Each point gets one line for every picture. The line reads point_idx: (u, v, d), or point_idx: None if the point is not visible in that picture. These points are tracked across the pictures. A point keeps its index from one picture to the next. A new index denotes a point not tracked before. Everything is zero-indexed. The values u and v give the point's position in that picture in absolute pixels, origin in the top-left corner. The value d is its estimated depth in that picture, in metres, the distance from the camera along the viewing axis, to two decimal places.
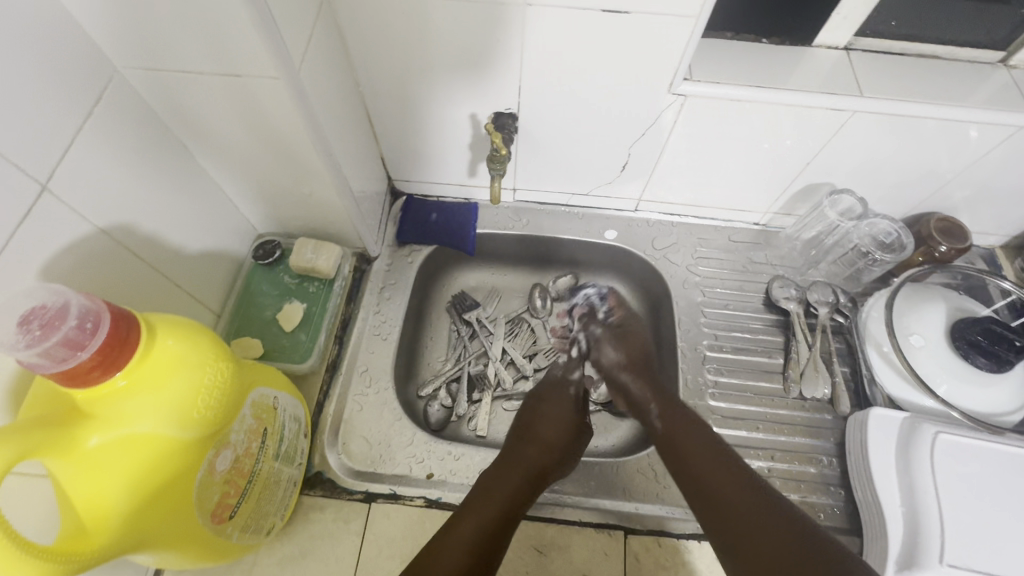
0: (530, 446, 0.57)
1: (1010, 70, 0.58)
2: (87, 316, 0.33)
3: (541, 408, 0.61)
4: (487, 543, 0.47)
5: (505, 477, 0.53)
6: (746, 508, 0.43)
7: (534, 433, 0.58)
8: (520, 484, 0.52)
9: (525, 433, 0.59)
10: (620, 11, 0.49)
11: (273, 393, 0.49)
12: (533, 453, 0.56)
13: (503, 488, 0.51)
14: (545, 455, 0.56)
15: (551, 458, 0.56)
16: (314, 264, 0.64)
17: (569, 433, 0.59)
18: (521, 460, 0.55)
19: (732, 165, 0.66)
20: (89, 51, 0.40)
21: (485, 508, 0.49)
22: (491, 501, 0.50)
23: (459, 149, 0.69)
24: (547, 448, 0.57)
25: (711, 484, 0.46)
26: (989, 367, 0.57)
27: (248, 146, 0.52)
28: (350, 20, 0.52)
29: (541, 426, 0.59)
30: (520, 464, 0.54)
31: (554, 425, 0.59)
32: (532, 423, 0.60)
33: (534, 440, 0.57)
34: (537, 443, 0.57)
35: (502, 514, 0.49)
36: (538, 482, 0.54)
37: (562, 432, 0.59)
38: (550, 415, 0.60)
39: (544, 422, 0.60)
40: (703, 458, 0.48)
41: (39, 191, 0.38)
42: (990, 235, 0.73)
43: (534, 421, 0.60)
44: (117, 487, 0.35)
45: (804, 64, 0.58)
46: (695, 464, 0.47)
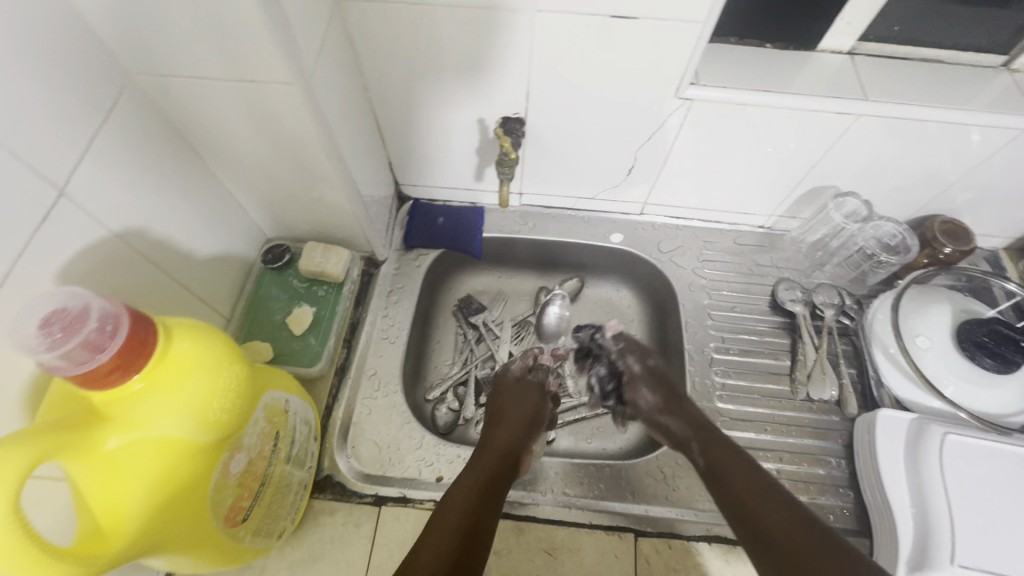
0: (499, 430, 0.58)
1: (1011, 74, 0.59)
2: (107, 319, 0.33)
3: (503, 395, 0.63)
4: (471, 525, 0.46)
5: (479, 462, 0.53)
6: (780, 524, 0.45)
7: (502, 419, 0.60)
8: (496, 467, 0.53)
9: (495, 420, 0.60)
10: (627, 17, 0.49)
11: (285, 397, 0.49)
12: (502, 436, 0.57)
13: (478, 471, 0.52)
14: (510, 435, 0.57)
15: (516, 437, 0.57)
16: (323, 268, 0.65)
17: (530, 413, 0.61)
18: (493, 442, 0.56)
19: (737, 168, 0.67)
20: (106, 59, 0.41)
21: (462, 491, 0.49)
22: (467, 485, 0.50)
23: (466, 154, 0.70)
24: (512, 428, 0.58)
25: (753, 501, 0.48)
26: (997, 368, 0.58)
27: (259, 150, 0.52)
28: (360, 27, 0.53)
29: (510, 411, 0.61)
30: (492, 447, 0.55)
31: (517, 408, 0.61)
32: (497, 409, 0.61)
33: (502, 424, 0.59)
34: (504, 426, 0.58)
35: (482, 496, 0.49)
36: (511, 462, 0.55)
37: (527, 414, 0.61)
38: (516, 397, 0.63)
39: (509, 407, 0.61)
40: (738, 478, 0.50)
41: (57, 197, 0.38)
42: (994, 237, 0.73)
43: (500, 408, 0.62)
44: (134, 490, 0.35)
45: (809, 69, 0.58)
46: (731, 482, 0.50)
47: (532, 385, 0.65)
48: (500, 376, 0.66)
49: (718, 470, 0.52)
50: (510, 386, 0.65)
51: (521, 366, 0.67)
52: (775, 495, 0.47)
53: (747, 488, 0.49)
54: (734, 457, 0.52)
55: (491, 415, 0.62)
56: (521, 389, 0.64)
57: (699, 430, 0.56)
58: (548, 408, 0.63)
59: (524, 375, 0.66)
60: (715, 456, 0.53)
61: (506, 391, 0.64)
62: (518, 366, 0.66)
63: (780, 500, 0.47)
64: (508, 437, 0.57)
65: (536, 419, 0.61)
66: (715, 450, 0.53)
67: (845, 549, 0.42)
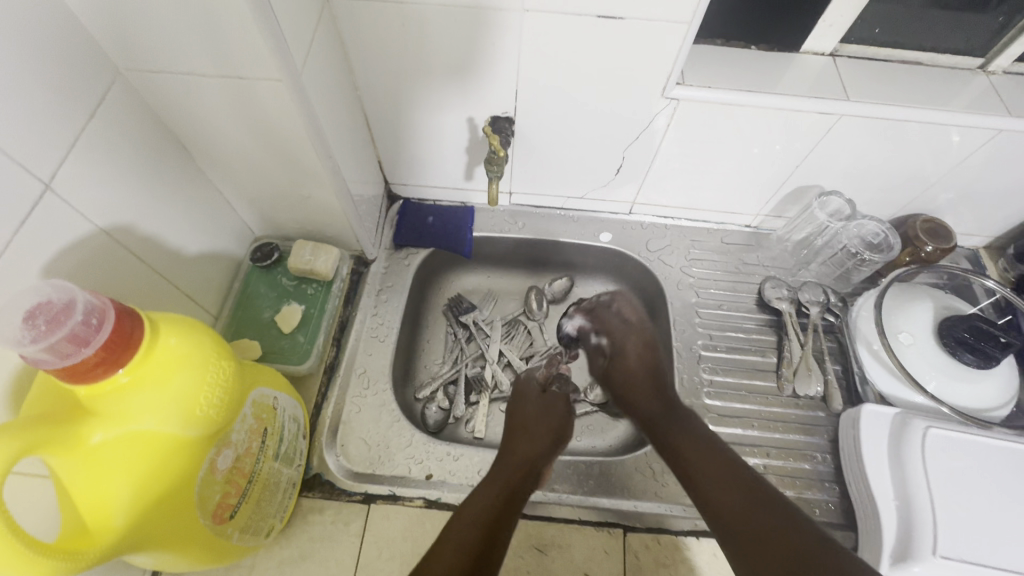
0: (522, 442, 0.57)
1: (989, 76, 0.60)
2: (93, 312, 0.33)
3: (527, 406, 0.63)
4: (489, 536, 0.45)
5: (499, 473, 0.53)
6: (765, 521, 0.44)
7: (525, 428, 0.59)
8: (517, 480, 0.52)
9: (517, 429, 0.59)
10: (613, 18, 0.50)
11: (274, 393, 0.49)
12: (525, 448, 0.56)
13: (497, 483, 0.51)
14: (534, 449, 0.57)
15: (540, 451, 0.57)
16: (311, 265, 0.64)
17: (554, 426, 0.60)
18: (516, 455, 0.55)
19: (723, 168, 0.68)
20: (92, 54, 0.41)
21: (480, 504, 0.48)
22: (485, 497, 0.49)
23: (455, 153, 0.70)
24: (534, 441, 0.58)
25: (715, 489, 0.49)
26: (976, 363, 0.59)
27: (247, 147, 0.52)
28: (350, 25, 0.53)
29: (533, 422, 0.60)
30: (515, 458, 0.55)
31: (542, 420, 0.61)
32: (519, 418, 0.61)
33: (524, 435, 0.58)
34: (528, 437, 0.58)
35: (499, 508, 0.48)
36: (532, 477, 0.54)
37: (551, 427, 0.60)
38: (543, 411, 0.62)
39: (534, 417, 0.61)
40: (710, 469, 0.50)
41: (42, 191, 0.38)
42: (974, 236, 0.75)
43: (522, 417, 0.61)
44: (120, 485, 0.35)
45: (792, 70, 0.60)
46: (702, 476, 0.50)
47: (558, 397, 0.64)
48: (521, 386, 0.66)
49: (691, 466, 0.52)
50: (534, 396, 0.64)
51: (544, 374, 0.68)
52: (759, 489, 0.47)
53: (716, 484, 0.49)
54: (713, 451, 0.52)
55: (512, 423, 0.61)
56: (547, 401, 0.64)
57: (670, 421, 0.57)
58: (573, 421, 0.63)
59: (548, 386, 0.66)
60: (686, 450, 0.53)
61: (530, 403, 0.63)
62: (542, 374, 0.67)
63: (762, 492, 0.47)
64: (531, 450, 0.56)
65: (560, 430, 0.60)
66: (685, 446, 0.53)
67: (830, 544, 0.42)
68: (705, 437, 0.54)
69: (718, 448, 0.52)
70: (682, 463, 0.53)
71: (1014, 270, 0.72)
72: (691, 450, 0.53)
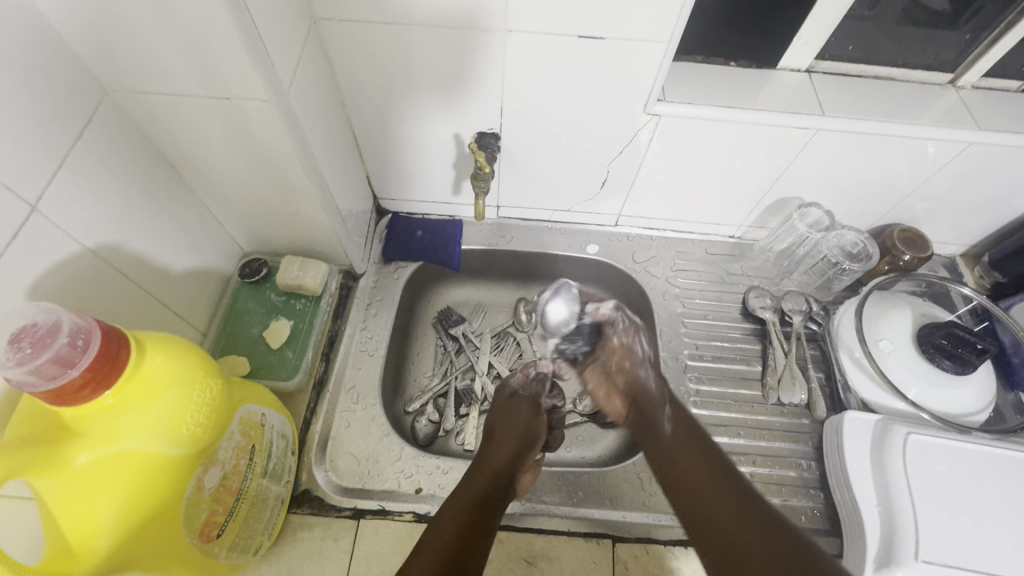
0: (491, 449, 0.58)
1: (958, 91, 0.62)
2: (78, 333, 0.34)
3: (495, 415, 0.64)
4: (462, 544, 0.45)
5: (471, 480, 0.53)
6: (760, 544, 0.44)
7: (494, 437, 0.60)
8: (487, 487, 0.53)
9: (488, 439, 0.60)
10: (594, 37, 0.51)
11: (261, 410, 0.49)
12: (494, 455, 0.57)
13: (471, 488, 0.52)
14: (504, 453, 0.57)
15: (507, 457, 0.57)
16: (301, 281, 0.65)
17: (523, 428, 0.61)
18: (484, 463, 0.55)
19: (707, 181, 0.69)
20: (80, 76, 0.41)
21: (454, 510, 0.49)
22: (458, 504, 0.50)
23: (443, 168, 0.71)
24: (499, 446, 0.58)
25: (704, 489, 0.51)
26: (954, 369, 0.60)
27: (235, 165, 0.53)
28: (336, 44, 0.54)
29: (501, 428, 0.61)
30: (483, 466, 0.55)
31: (511, 426, 0.61)
32: (492, 427, 0.62)
33: (494, 443, 0.59)
34: (498, 443, 0.58)
35: (472, 516, 0.48)
36: (504, 483, 0.54)
37: (518, 432, 0.61)
38: (508, 414, 0.63)
39: (504, 424, 0.62)
40: (718, 494, 0.50)
41: (28, 214, 0.38)
42: (950, 244, 0.77)
43: (494, 426, 0.62)
44: (105, 506, 0.35)
45: (770, 86, 0.61)
46: (701, 484, 0.51)
47: (523, 400, 0.66)
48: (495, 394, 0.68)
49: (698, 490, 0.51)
50: (502, 401, 0.66)
51: (518, 380, 0.69)
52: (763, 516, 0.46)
53: (723, 508, 0.48)
54: (726, 479, 0.51)
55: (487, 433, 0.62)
56: (511, 404, 0.65)
57: (680, 442, 0.57)
58: (543, 419, 0.64)
59: (519, 391, 0.68)
60: (689, 471, 0.53)
61: (501, 410, 0.65)
62: (517, 380, 0.69)
63: (760, 508, 0.47)
64: (498, 459, 0.56)
65: (529, 435, 0.61)
66: (688, 470, 0.54)
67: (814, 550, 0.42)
68: (713, 447, 0.56)
69: (731, 475, 0.51)
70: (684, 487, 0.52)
71: (990, 277, 0.74)
72: (697, 474, 0.53)
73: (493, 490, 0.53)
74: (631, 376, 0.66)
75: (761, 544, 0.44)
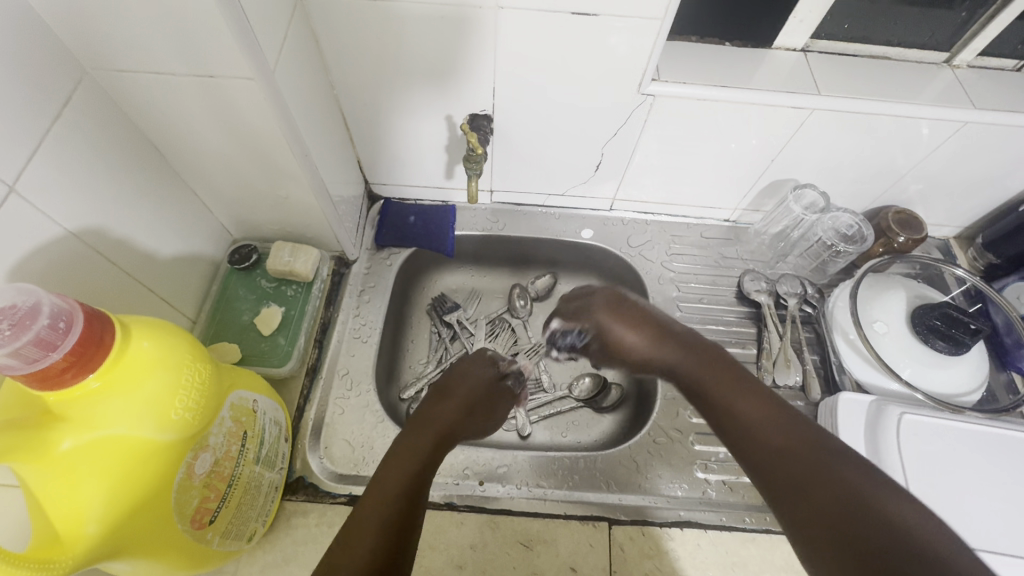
0: (447, 408, 0.53)
1: (953, 71, 0.62)
2: (60, 316, 0.33)
3: (468, 378, 0.58)
4: (406, 511, 0.41)
5: (416, 437, 0.48)
6: (823, 500, 0.36)
7: (452, 393, 0.55)
8: (433, 441, 0.49)
9: (445, 394, 0.55)
10: (588, 13, 0.50)
11: (253, 396, 0.49)
12: (447, 414, 0.52)
13: (417, 439, 0.48)
14: (459, 417, 0.53)
15: (456, 419, 0.53)
16: (291, 267, 0.64)
17: (488, 403, 0.59)
18: (433, 420, 0.51)
19: (702, 162, 0.69)
20: (58, 54, 0.40)
21: (398, 471, 0.43)
22: (403, 462, 0.45)
23: (435, 152, 0.70)
24: (464, 415, 0.54)
25: (742, 417, 0.43)
26: (948, 350, 0.60)
27: (221, 147, 0.51)
28: (322, 22, 0.52)
29: (462, 390, 0.56)
30: (434, 423, 0.50)
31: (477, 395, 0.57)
32: (454, 384, 0.57)
33: (447, 402, 0.54)
34: (456, 404, 0.54)
35: (416, 479, 0.44)
36: (447, 445, 0.50)
37: (483, 401, 0.58)
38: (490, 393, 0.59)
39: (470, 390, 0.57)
40: (808, 470, 0.37)
41: (6, 194, 0.37)
42: (943, 226, 0.77)
43: (455, 382, 0.57)
44: (91, 492, 0.34)
45: (765, 65, 0.60)
46: (743, 414, 0.43)
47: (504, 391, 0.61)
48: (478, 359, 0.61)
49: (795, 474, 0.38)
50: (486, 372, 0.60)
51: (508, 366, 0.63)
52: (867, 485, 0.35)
53: (776, 459, 0.39)
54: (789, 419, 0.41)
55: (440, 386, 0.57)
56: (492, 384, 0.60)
57: (723, 388, 0.45)
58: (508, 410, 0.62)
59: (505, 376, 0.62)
60: (758, 439, 0.41)
61: (472, 374, 0.59)
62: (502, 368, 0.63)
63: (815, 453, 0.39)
64: (451, 419, 0.52)
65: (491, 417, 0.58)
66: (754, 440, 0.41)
67: (953, 555, 0.31)
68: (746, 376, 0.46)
69: (804, 426, 0.41)
70: (774, 479, 0.39)
71: (984, 258, 0.74)
72: (791, 461, 0.38)
73: (437, 446, 0.49)
74: None
75: (822, 484, 0.36)
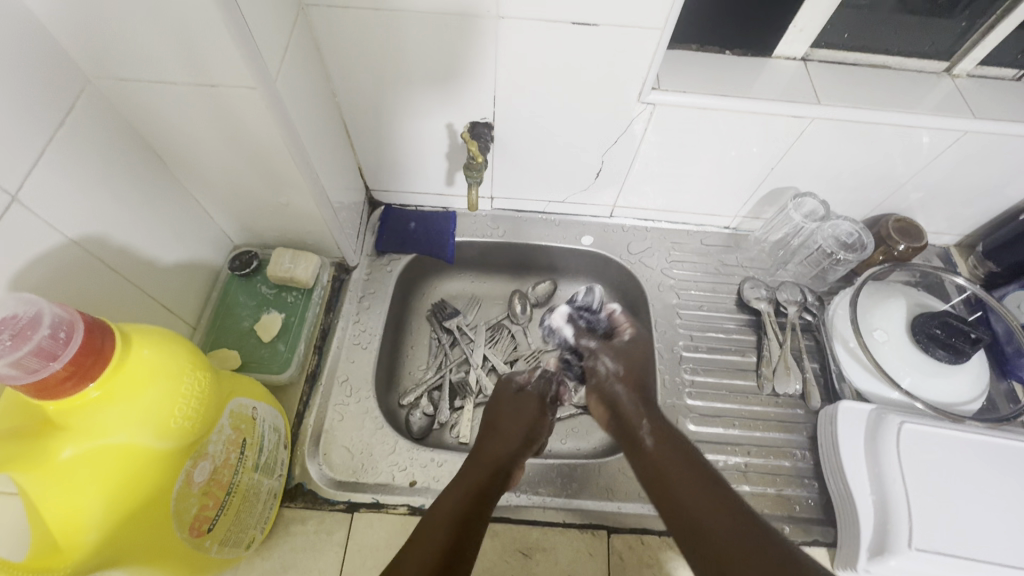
0: (491, 439, 0.55)
1: (953, 80, 0.62)
2: (60, 325, 0.33)
3: (501, 404, 0.60)
4: (458, 538, 0.43)
5: (471, 470, 0.51)
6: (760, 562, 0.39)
7: (496, 428, 0.57)
8: (486, 478, 0.50)
9: (489, 429, 0.57)
10: (588, 23, 0.51)
11: (253, 403, 0.49)
12: (494, 447, 0.54)
13: (465, 481, 0.49)
14: (504, 448, 0.54)
15: (510, 450, 0.54)
16: (292, 273, 0.64)
17: (527, 427, 0.58)
18: (483, 457, 0.53)
19: (702, 171, 0.69)
20: (62, 64, 0.40)
21: (448, 504, 0.46)
22: (454, 496, 0.47)
23: (436, 158, 0.70)
24: (503, 439, 0.55)
25: (688, 500, 0.45)
26: (948, 359, 0.60)
27: (222, 155, 0.52)
28: (324, 31, 0.53)
29: (504, 419, 0.58)
30: (482, 459, 0.52)
31: (514, 418, 0.58)
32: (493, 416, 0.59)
33: (494, 434, 0.56)
34: (499, 435, 0.56)
35: (470, 513, 0.46)
36: (503, 475, 0.52)
37: (525, 425, 0.58)
38: (516, 405, 0.60)
39: (507, 415, 0.58)
40: (718, 517, 0.43)
41: (8, 203, 0.37)
42: (944, 234, 0.77)
43: (499, 412, 0.59)
44: (91, 501, 0.34)
45: (765, 75, 0.61)
46: (698, 515, 0.44)
47: (533, 396, 0.61)
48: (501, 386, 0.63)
49: (697, 520, 0.43)
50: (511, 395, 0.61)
51: (526, 377, 0.64)
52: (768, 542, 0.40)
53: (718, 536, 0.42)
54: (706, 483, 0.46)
55: (487, 422, 0.59)
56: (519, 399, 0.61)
57: (675, 474, 0.47)
58: (547, 423, 0.60)
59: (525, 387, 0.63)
60: (691, 508, 0.44)
61: (506, 404, 0.60)
62: (522, 377, 0.64)
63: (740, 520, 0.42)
64: (498, 450, 0.54)
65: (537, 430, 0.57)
66: (707, 530, 0.42)
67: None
68: (682, 442, 0.51)
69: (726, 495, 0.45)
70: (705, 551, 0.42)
71: (983, 267, 0.74)
72: (685, 490, 0.46)
73: (490, 481, 0.50)
74: (603, 389, 0.58)
75: (737, 532, 0.41)
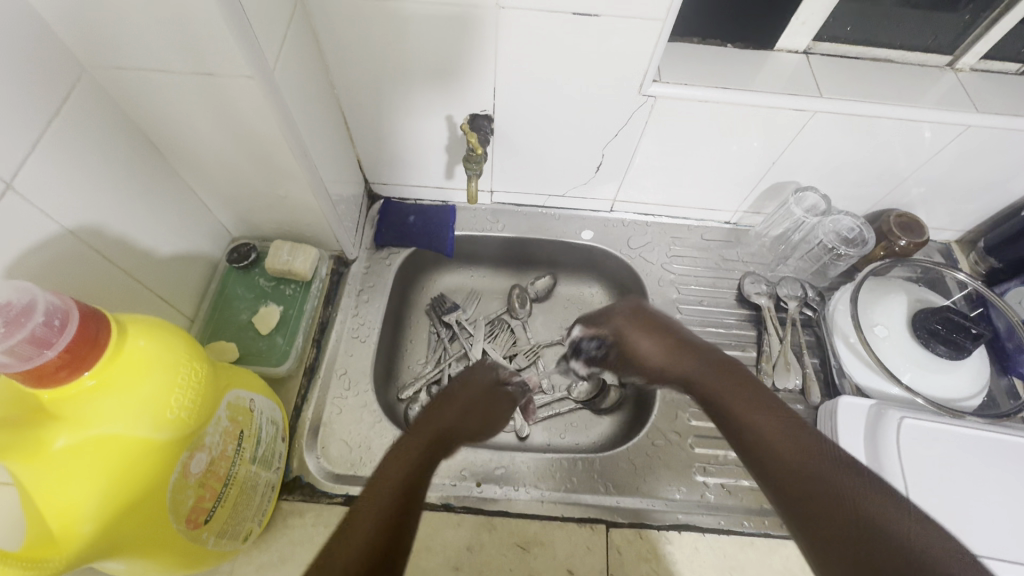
0: (445, 412, 0.53)
1: (956, 74, 0.62)
2: (55, 313, 0.33)
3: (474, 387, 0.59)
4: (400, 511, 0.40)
5: (410, 439, 0.48)
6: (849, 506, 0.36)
7: (454, 399, 0.55)
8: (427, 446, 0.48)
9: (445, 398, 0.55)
10: (588, 14, 0.50)
11: (251, 396, 0.49)
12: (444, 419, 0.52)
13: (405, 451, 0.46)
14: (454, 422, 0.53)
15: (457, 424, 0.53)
16: (290, 266, 0.64)
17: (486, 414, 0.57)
18: (432, 425, 0.50)
19: (703, 164, 0.68)
20: (58, 53, 0.40)
21: (387, 477, 0.43)
22: (392, 470, 0.44)
23: (436, 151, 0.70)
24: (463, 420, 0.54)
25: (776, 447, 0.42)
26: (949, 354, 0.60)
27: (220, 146, 0.51)
28: (323, 21, 0.52)
29: (462, 396, 0.56)
30: (429, 426, 0.50)
31: (477, 402, 0.57)
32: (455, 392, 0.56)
33: (449, 407, 0.54)
34: (454, 409, 0.54)
35: (409, 486, 0.43)
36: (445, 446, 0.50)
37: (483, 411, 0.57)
38: (491, 398, 0.59)
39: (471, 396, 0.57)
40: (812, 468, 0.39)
41: (3, 192, 0.37)
42: (945, 230, 0.76)
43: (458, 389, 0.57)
44: (86, 491, 0.34)
45: (767, 68, 0.60)
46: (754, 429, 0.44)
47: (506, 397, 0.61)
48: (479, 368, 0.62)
49: (779, 453, 0.41)
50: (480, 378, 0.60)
51: (509, 374, 0.65)
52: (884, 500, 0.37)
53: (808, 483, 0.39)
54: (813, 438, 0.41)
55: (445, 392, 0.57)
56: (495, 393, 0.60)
57: (735, 395, 0.47)
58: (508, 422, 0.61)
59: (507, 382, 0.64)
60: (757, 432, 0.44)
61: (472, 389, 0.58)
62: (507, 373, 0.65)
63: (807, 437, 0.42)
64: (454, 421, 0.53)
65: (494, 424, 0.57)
66: (801, 477, 0.39)
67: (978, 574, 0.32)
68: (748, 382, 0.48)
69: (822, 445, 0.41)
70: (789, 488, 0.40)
71: (984, 263, 0.73)
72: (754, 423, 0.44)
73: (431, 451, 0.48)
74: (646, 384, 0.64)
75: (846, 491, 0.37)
